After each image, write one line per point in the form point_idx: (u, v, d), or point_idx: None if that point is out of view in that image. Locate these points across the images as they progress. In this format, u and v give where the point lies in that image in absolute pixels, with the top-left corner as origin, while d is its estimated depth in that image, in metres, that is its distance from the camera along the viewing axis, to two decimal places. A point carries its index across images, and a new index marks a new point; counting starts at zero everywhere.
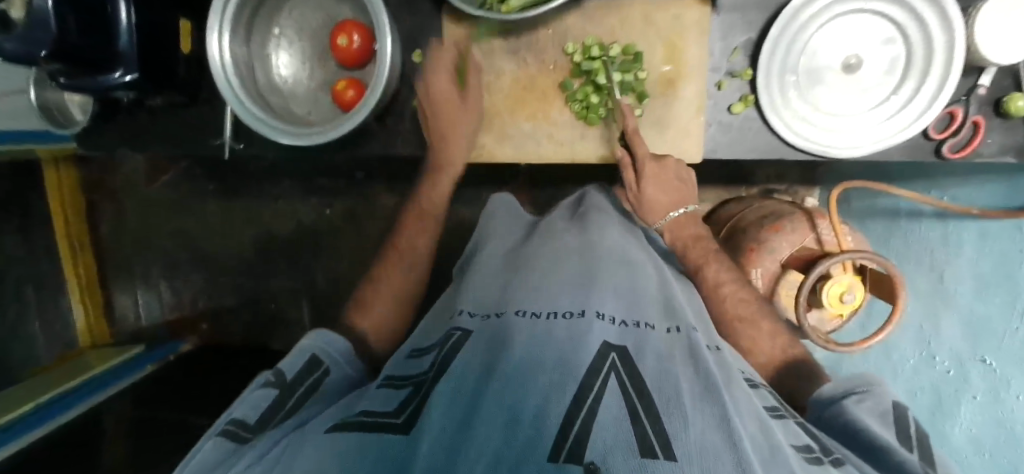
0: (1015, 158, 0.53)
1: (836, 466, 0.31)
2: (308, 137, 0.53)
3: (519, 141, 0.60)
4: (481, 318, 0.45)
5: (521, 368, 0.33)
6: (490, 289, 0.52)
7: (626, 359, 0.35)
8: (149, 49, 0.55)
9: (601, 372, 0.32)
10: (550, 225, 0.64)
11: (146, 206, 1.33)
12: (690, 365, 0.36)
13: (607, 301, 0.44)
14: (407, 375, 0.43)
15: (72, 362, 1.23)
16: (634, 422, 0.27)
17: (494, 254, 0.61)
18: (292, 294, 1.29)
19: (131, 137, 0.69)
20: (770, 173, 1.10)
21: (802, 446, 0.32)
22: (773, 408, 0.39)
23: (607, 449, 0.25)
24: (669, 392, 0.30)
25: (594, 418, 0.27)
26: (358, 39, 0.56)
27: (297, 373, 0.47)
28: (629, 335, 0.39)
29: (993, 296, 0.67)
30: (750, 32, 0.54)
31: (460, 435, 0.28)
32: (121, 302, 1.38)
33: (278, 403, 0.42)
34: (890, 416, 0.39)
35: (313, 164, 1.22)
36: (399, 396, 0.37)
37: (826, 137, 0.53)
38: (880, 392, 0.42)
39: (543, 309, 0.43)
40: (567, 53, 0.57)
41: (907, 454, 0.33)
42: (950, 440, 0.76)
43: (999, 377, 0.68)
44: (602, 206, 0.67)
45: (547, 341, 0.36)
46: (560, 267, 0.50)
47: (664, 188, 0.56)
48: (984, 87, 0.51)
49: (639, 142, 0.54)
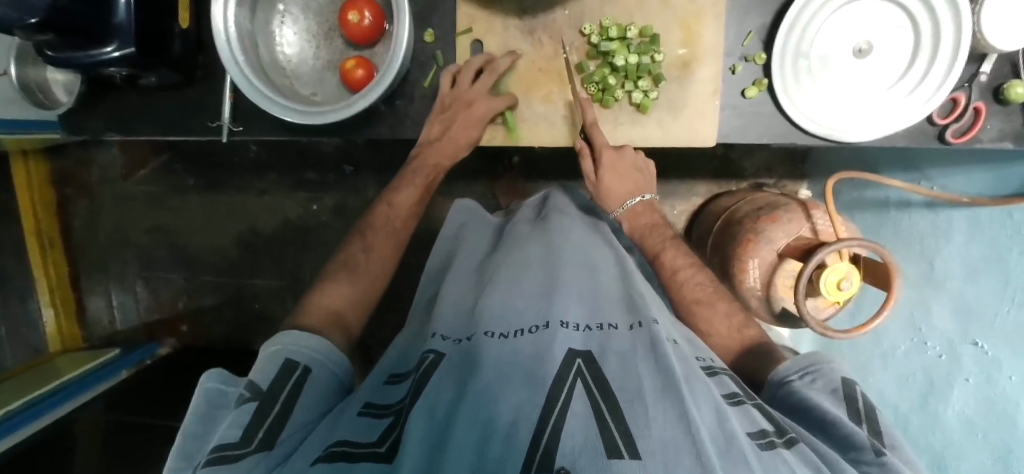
0: (1013, 143, 0.55)
1: (788, 447, 0.34)
2: (319, 116, 0.51)
3: (535, 121, 0.61)
4: (452, 342, 0.47)
5: (492, 381, 0.37)
6: (457, 308, 0.54)
7: (590, 363, 0.39)
8: (148, 23, 0.52)
9: (567, 380, 0.37)
10: (514, 231, 0.67)
11: (124, 201, 1.27)
12: (651, 360, 0.39)
13: (571, 306, 0.48)
14: (384, 403, 0.44)
15: (37, 368, 1.12)
16: (601, 425, 0.32)
17: (465, 264, 0.64)
18: (277, 293, 1.25)
19: (118, 120, 0.65)
20: (759, 166, 1.11)
21: (755, 430, 0.35)
22: (732, 394, 0.40)
23: (575, 453, 0.30)
24: (631, 391, 0.36)
25: (562, 425, 0.32)
26: (369, 15, 0.54)
27: (274, 379, 0.44)
28: (593, 339, 0.43)
29: (983, 280, 0.67)
30: (763, 17, 0.56)
31: (438, 450, 0.32)
32: (95, 304, 1.31)
33: (261, 416, 0.40)
34: (840, 393, 0.43)
35: (300, 156, 1.19)
36: (381, 426, 0.39)
37: (839, 121, 0.54)
38: (829, 367, 0.46)
39: (510, 328, 0.45)
40: (584, 33, 0.57)
41: (857, 431, 0.37)
42: (941, 421, 0.75)
43: (991, 359, 0.67)
44: (560, 207, 0.70)
45: (514, 355, 0.41)
46: (529, 270, 0.54)
47: (619, 177, 0.59)
48: (985, 74, 0.54)
49: (595, 132, 0.57)
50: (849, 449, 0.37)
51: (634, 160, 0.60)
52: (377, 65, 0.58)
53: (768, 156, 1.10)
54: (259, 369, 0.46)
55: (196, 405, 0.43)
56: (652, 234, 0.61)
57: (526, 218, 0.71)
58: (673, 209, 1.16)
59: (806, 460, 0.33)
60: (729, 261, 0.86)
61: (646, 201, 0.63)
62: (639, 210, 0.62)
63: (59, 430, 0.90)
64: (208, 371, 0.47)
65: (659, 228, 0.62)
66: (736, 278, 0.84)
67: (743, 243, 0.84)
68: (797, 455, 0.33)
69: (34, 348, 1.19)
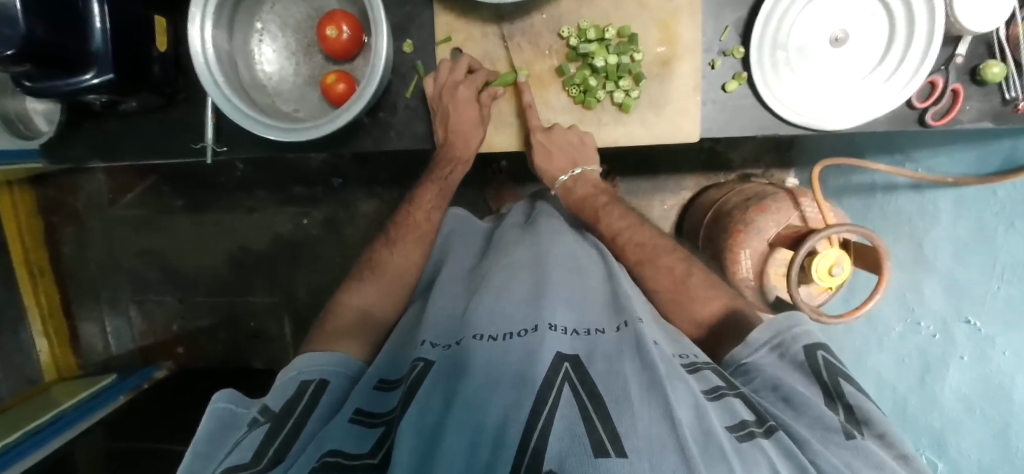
0: (992, 123, 0.56)
1: (767, 436, 0.35)
2: (301, 132, 0.51)
3: (516, 127, 0.62)
4: (441, 348, 0.47)
5: (481, 387, 0.37)
6: (447, 315, 0.54)
7: (578, 367, 0.39)
8: (125, 48, 0.51)
9: (556, 383, 0.37)
10: (502, 235, 0.68)
11: (113, 227, 1.26)
12: (637, 360, 0.40)
13: (559, 309, 0.48)
14: (377, 411, 0.44)
15: (27, 401, 1.09)
16: (589, 428, 0.32)
17: (458, 268, 0.65)
18: (272, 310, 1.24)
19: (100, 146, 0.65)
20: (745, 157, 1.12)
21: (733, 422, 0.36)
22: (712, 389, 0.41)
23: (563, 453, 0.30)
24: (617, 392, 0.36)
25: (550, 427, 0.32)
26: (347, 29, 0.54)
27: (285, 401, 0.45)
28: (580, 343, 0.44)
29: (972, 257, 0.68)
30: (740, 11, 0.56)
31: (427, 456, 0.32)
32: (89, 331, 1.29)
33: (272, 435, 0.40)
34: (806, 365, 0.43)
35: (287, 171, 1.18)
36: (370, 437, 0.39)
37: (818, 110, 0.54)
38: (793, 336, 0.46)
39: (500, 332, 0.45)
40: (563, 36, 0.58)
41: (826, 413, 0.38)
42: (939, 400, 0.75)
43: (984, 337, 0.67)
44: (549, 211, 0.71)
45: (504, 358, 0.41)
46: (517, 273, 0.54)
47: (548, 155, 0.61)
48: (960, 56, 0.54)
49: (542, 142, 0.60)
50: (818, 429, 0.38)
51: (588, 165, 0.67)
52: (358, 78, 0.58)
53: (753, 147, 1.11)
54: (272, 393, 0.47)
55: (207, 425, 0.44)
56: (588, 204, 0.66)
57: (514, 222, 0.71)
58: (662, 204, 1.16)
59: (781, 445, 0.34)
60: (720, 254, 0.87)
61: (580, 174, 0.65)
62: (571, 185, 0.66)
63: (57, 461, 0.89)
64: (220, 392, 0.47)
65: (594, 196, 0.67)
66: (728, 269, 0.85)
67: (733, 234, 0.84)
68: (774, 443, 0.35)
69: (30, 378, 1.17)
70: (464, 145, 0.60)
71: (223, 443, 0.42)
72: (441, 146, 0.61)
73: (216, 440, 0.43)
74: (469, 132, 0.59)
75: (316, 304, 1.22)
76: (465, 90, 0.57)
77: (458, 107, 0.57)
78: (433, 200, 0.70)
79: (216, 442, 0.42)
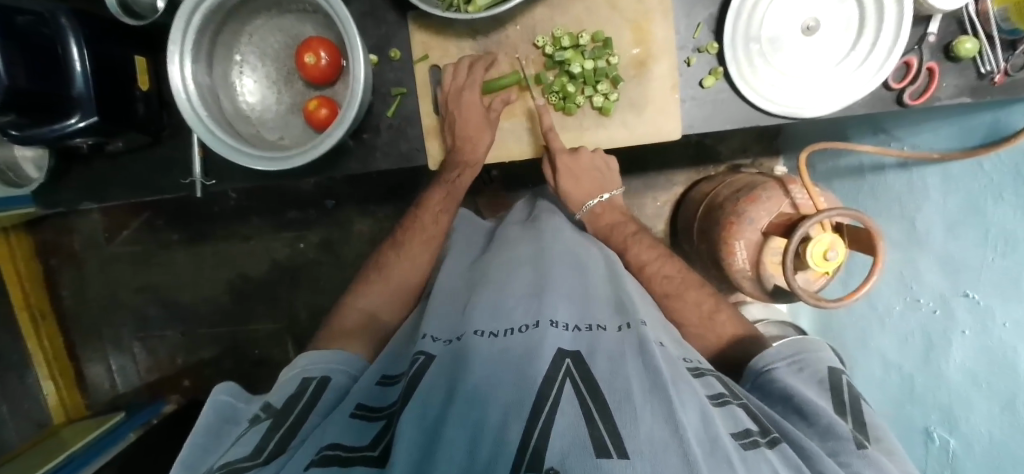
0: (970, 98, 0.56)
1: (770, 446, 0.36)
2: (284, 161, 0.51)
3: (511, 136, 0.63)
4: (442, 343, 0.48)
5: (481, 384, 0.37)
6: (448, 312, 0.55)
7: (580, 364, 0.40)
8: (106, 90, 0.52)
9: (557, 380, 0.37)
10: (503, 233, 0.68)
11: (111, 265, 1.26)
12: (639, 360, 0.40)
13: (560, 307, 0.49)
14: (378, 405, 0.44)
15: (42, 444, 1.09)
16: (590, 427, 0.32)
17: (458, 264, 0.66)
18: (275, 336, 1.24)
19: (90, 189, 0.65)
20: (734, 148, 1.13)
21: (739, 430, 0.37)
22: (718, 394, 0.42)
23: (564, 453, 0.30)
24: (619, 392, 0.36)
25: (551, 425, 0.32)
26: (325, 55, 0.55)
27: (287, 398, 0.46)
28: (582, 339, 0.44)
29: (964, 232, 0.65)
30: (710, 8, 0.57)
31: (427, 453, 0.33)
32: (95, 370, 1.29)
33: (273, 430, 0.41)
34: (826, 383, 0.47)
35: (280, 197, 1.19)
36: (371, 430, 0.40)
37: (796, 99, 0.55)
38: (814, 356, 0.49)
39: (500, 327, 0.46)
40: (538, 46, 0.59)
41: (839, 423, 0.41)
42: (946, 379, 0.72)
43: (984, 308, 0.63)
44: (550, 210, 0.72)
45: (503, 354, 0.41)
46: (518, 269, 0.56)
47: (575, 178, 0.63)
48: (933, 35, 0.55)
49: (553, 136, 0.59)
50: (829, 438, 0.40)
51: (591, 160, 0.63)
52: (339, 102, 0.60)
53: (741, 138, 1.12)
54: (275, 390, 0.49)
55: (207, 417, 0.45)
56: (615, 232, 0.68)
57: (515, 220, 0.72)
58: (655, 201, 1.17)
59: (785, 458, 0.35)
60: (716, 246, 0.87)
61: (606, 200, 0.69)
62: (599, 212, 0.69)
63: None
64: (219, 385, 0.49)
65: (620, 226, 0.69)
66: (725, 260, 0.85)
67: (728, 225, 0.84)
68: (779, 455, 0.36)
69: (38, 422, 1.17)
70: (473, 149, 0.60)
71: (224, 436, 0.44)
72: (449, 151, 0.61)
73: (216, 432, 0.44)
74: (477, 136, 0.60)
75: (318, 326, 1.22)
76: (470, 95, 0.58)
77: (463, 112, 0.59)
78: (441, 204, 0.70)
79: (213, 435, 0.43)
